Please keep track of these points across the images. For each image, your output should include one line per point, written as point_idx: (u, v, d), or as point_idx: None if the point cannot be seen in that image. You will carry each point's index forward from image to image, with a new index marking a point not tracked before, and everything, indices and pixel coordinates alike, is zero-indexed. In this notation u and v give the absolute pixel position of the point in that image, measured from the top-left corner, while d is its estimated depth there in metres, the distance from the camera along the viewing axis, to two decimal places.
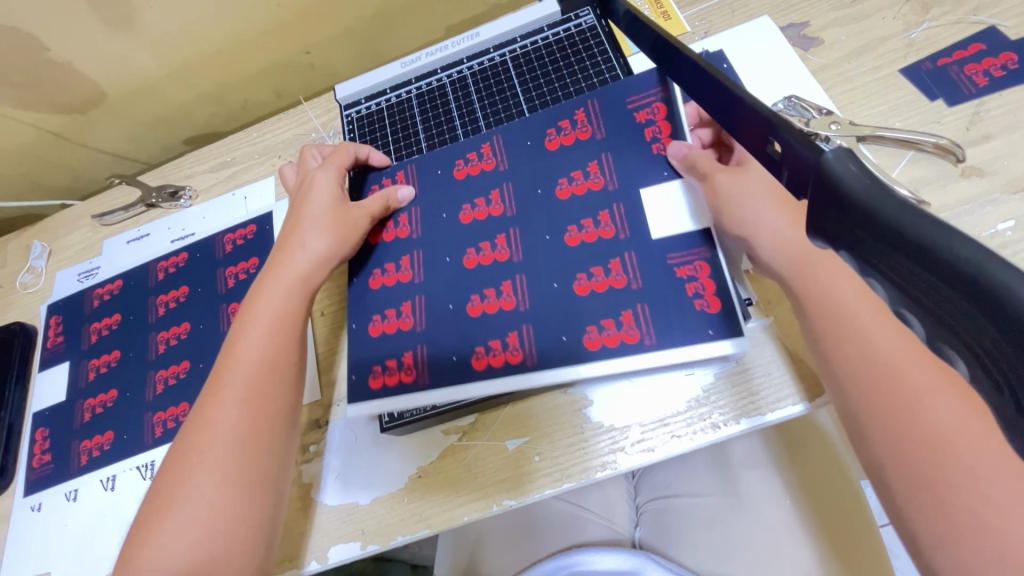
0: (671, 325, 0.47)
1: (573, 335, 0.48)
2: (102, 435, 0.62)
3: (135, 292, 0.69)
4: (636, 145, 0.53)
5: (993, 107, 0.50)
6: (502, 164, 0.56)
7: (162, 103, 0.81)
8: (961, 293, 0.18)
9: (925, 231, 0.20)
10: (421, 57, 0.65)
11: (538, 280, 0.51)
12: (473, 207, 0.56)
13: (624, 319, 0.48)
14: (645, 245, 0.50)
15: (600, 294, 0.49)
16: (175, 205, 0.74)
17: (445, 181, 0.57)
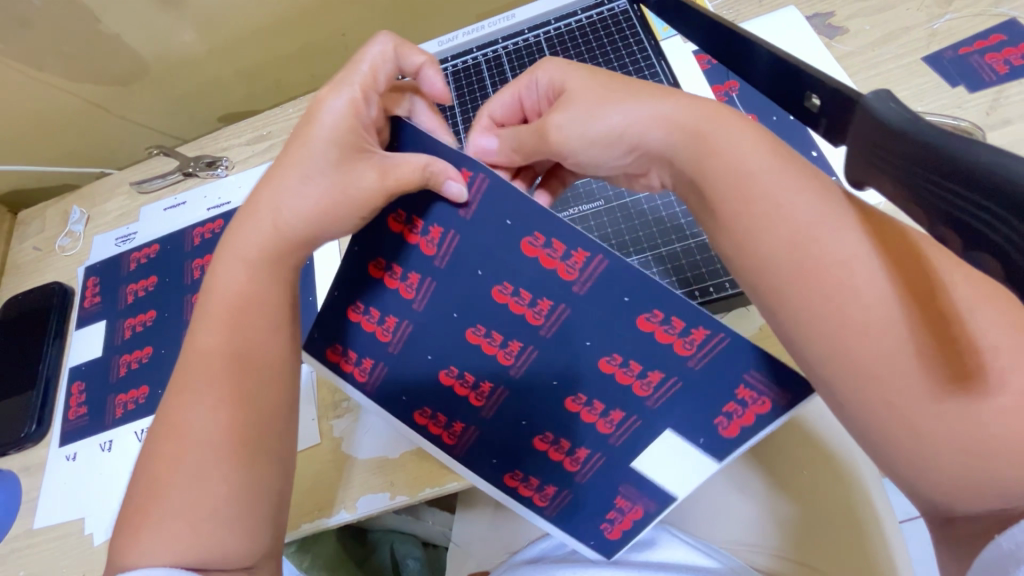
0: (607, 485, 0.49)
1: (531, 427, 0.48)
2: (136, 390, 0.64)
3: (171, 257, 0.72)
4: (710, 404, 0.43)
5: (1013, 93, 0.52)
6: (579, 288, 0.42)
7: (200, 80, 0.84)
8: (993, 205, 0.21)
9: (946, 146, 0.23)
10: (458, 36, 0.67)
11: (525, 387, 0.47)
12: (547, 252, 0.41)
13: (579, 452, 0.48)
14: (649, 429, 0.45)
15: (580, 422, 0.47)
16: (211, 174, 0.76)
17: (505, 251, 0.42)
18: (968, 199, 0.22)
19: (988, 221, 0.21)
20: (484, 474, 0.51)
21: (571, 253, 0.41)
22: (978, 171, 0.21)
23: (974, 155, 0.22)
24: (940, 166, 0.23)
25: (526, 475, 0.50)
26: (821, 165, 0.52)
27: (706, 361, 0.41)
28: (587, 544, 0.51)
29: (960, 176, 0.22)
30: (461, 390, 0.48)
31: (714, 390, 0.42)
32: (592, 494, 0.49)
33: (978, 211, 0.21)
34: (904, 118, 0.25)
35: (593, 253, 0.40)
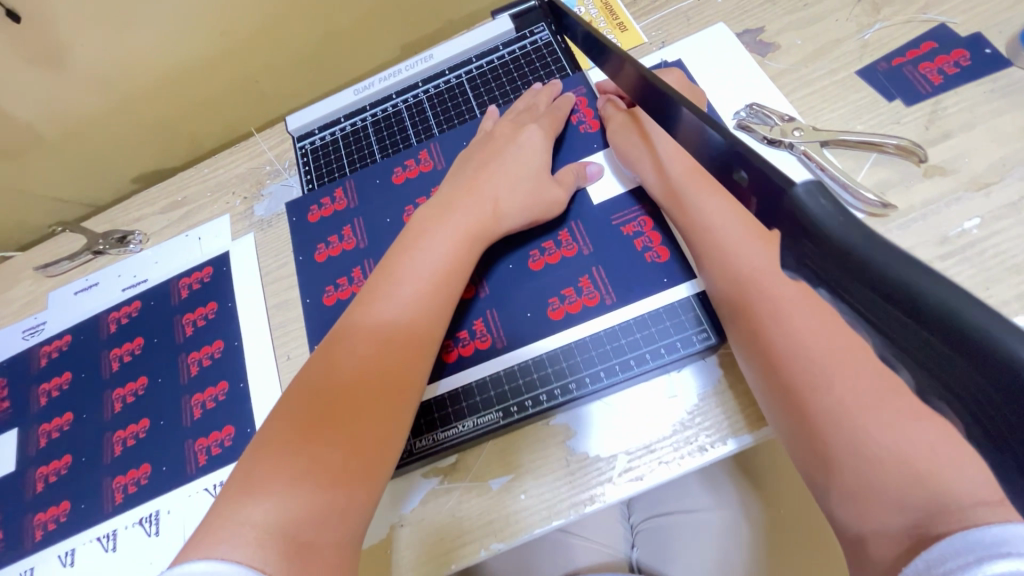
0: (624, 280, 0.51)
1: (537, 311, 0.51)
2: (57, 506, 0.57)
3: (87, 348, 0.65)
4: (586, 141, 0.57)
5: (950, 104, 0.51)
6: (440, 164, 0.57)
7: (106, 144, 0.77)
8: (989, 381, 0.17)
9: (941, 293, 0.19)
10: (374, 83, 0.63)
11: (507, 294, 0.53)
12: (405, 167, 0.58)
13: (583, 285, 0.51)
14: (590, 215, 0.54)
15: (556, 266, 0.53)
16: (124, 250, 0.70)
17: (387, 190, 0.57)
18: (955, 361, 0.18)
19: (972, 397, 0.18)
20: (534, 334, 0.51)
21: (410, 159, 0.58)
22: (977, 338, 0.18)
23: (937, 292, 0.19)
24: (915, 315, 0.19)
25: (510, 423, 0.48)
26: None
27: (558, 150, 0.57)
28: (665, 282, 0.49)
29: (954, 341, 0.18)
30: (466, 349, 0.52)
31: (606, 189, 0.55)
32: (631, 299, 0.50)
33: (967, 382, 0.18)
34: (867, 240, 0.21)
35: (431, 144, 0.59)
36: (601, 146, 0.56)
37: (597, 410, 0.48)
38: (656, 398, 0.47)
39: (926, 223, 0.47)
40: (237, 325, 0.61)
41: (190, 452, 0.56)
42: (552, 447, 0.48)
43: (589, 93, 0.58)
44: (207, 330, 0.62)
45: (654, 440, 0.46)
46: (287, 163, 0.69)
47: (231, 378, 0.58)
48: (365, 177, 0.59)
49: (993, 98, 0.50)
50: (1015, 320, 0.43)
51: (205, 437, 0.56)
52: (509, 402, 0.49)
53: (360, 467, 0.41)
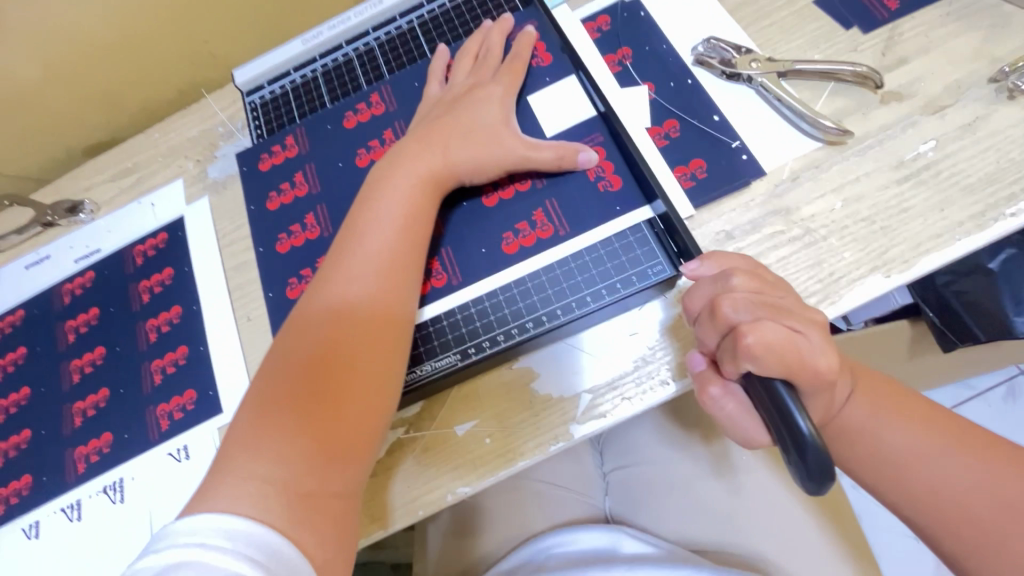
0: (581, 213, 0.49)
1: (492, 247, 0.50)
2: (18, 480, 0.56)
3: (41, 322, 0.63)
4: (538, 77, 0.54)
5: (907, 29, 0.50)
6: (392, 105, 0.56)
7: (51, 112, 0.74)
8: None
9: None
10: (323, 32, 0.61)
11: (462, 232, 0.51)
12: (356, 111, 0.56)
13: (538, 217, 0.50)
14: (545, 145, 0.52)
15: (511, 200, 0.51)
16: (75, 221, 0.67)
17: (338, 134, 0.56)
18: None
19: None
20: (487, 271, 0.50)
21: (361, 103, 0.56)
22: None
23: None
24: None
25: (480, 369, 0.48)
26: (724, 129, 0.50)
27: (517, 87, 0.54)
28: (617, 210, 0.48)
29: None
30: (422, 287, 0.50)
31: (559, 120, 0.52)
32: (586, 230, 0.49)
33: None
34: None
35: (383, 87, 0.57)
36: (553, 78, 0.54)
37: (558, 351, 0.48)
38: (619, 336, 0.47)
39: (882, 149, 0.47)
40: (195, 290, 0.59)
41: (152, 419, 0.55)
42: (514, 390, 0.47)
43: (539, 26, 0.56)
44: (164, 296, 0.60)
45: (615, 378, 0.46)
46: (240, 124, 0.67)
47: (191, 342, 0.57)
48: (315, 125, 0.57)
49: (948, 20, 0.49)
50: (967, 239, 0.43)
51: (167, 402, 0.55)
52: (466, 344, 0.48)
53: (348, 415, 0.40)
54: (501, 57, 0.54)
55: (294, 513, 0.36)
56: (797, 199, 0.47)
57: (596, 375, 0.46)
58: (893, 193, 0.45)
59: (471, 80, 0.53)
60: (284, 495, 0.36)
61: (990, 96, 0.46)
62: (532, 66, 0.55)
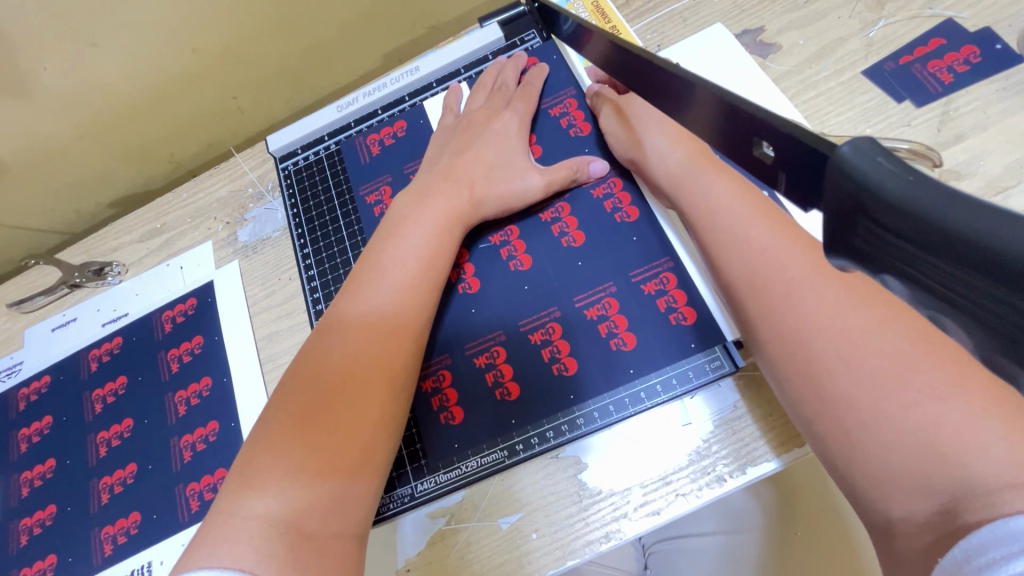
0: (607, 236, 0.50)
1: (540, 252, 0.50)
2: (43, 560, 0.55)
3: (67, 390, 0.62)
4: (571, 124, 0.55)
5: (962, 104, 0.49)
6: (411, 134, 0.57)
7: (78, 168, 0.73)
8: None
9: (999, 234, 0.15)
10: (358, 99, 0.60)
11: (521, 241, 0.51)
12: (379, 143, 0.58)
13: (573, 235, 0.50)
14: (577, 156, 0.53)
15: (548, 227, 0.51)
16: (102, 283, 0.67)
17: (364, 164, 0.57)
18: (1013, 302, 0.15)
19: None
20: (537, 289, 0.49)
21: (384, 132, 0.58)
22: None
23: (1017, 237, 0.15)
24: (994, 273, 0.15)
25: (498, 393, 0.47)
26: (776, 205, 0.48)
27: (574, 120, 0.54)
28: (632, 241, 0.49)
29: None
30: (472, 284, 0.51)
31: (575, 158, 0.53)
32: (607, 253, 0.49)
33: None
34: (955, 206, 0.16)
35: (407, 120, 0.58)
36: (591, 148, 0.53)
37: (604, 438, 0.46)
38: (670, 426, 0.45)
39: None
40: (226, 360, 0.58)
41: (182, 498, 0.53)
42: (560, 481, 0.45)
43: (578, 93, 0.55)
44: (194, 366, 0.59)
45: (669, 470, 0.44)
46: (270, 185, 0.66)
47: (222, 417, 0.55)
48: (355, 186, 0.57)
49: (1005, 96, 0.48)
50: None
51: (197, 481, 0.54)
52: (513, 439, 0.46)
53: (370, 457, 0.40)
54: (519, 93, 0.55)
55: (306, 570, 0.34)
56: None
57: (647, 469, 0.44)
58: None
59: (492, 118, 0.54)
60: (295, 543, 0.35)
61: None
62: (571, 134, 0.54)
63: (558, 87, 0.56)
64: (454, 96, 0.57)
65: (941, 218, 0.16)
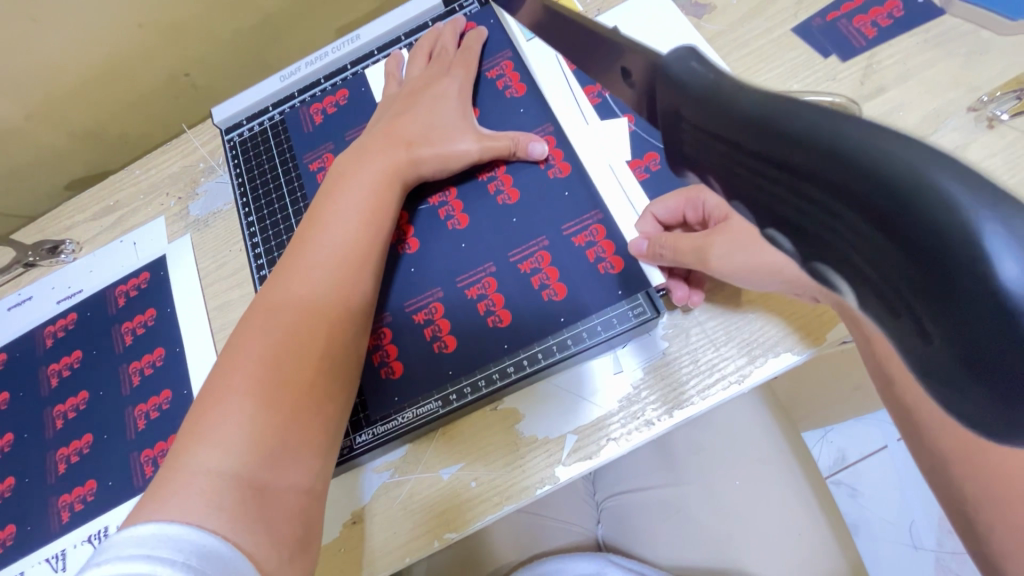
0: (542, 194, 0.51)
1: (477, 212, 0.52)
2: (3, 530, 0.56)
3: (24, 366, 0.62)
4: (508, 84, 0.56)
5: (885, 57, 0.50)
6: (352, 102, 0.58)
7: (29, 148, 0.73)
8: (847, 212, 0.15)
9: (801, 128, 0.15)
10: (301, 68, 0.60)
11: (460, 202, 0.53)
12: (322, 111, 0.58)
13: (510, 194, 0.52)
14: (513, 118, 0.54)
15: (485, 188, 0.53)
16: (57, 261, 0.67)
17: (306, 132, 0.58)
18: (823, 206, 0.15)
19: (873, 259, 0.14)
20: (476, 248, 0.51)
21: (326, 100, 0.59)
22: (863, 170, 0.14)
23: (814, 130, 0.15)
24: (799, 176, 0.15)
25: (436, 346, 0.49)
26: None
27: (510, 82, 0.56)
28: (564, 196, 0.50)
29: (824, 179, 0.15)
30: (413, 244, 0.52)
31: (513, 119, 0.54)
32: (542, 210, 0.50)
33: (838, 219, 0.15)
34: (788, 109, 0.16)
35: (349, 88, 0.59)
36: (526, 109, 0.54)
37: (541, 388, 0.47)
38: (602, 374, 0.46)
39: None
40: (179, 330, 0.59)
41: (136, 465, 0.54)
42: (499, 431, 0.47)
43: (515, 57, 0.56)
44: (148, 337, 0.59)
45: (601, 417, 0.45)
46: (221, 159, 0.66)
47: (175, 385, 0.56)
48: (299, 154, 0.58)
49: (926, 48, 0.49)
50: None
51: (151, 447, 0.55)
52: (448, 390, 0.47)
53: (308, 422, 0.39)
54: (456, 58, 0.56)
55: (257, 522, 0.34)
56: None
57: (581, 414, 0.46)
58: None
59: (430, 82, 0.55)
60: (246, 492, 0.35)
61: (969, 125, 0.46)
62: (507, 96, 0.55)
63: (495, 50, 0.57)
64: (395, 63, 0.58)
65: (752, 119, 0.17)
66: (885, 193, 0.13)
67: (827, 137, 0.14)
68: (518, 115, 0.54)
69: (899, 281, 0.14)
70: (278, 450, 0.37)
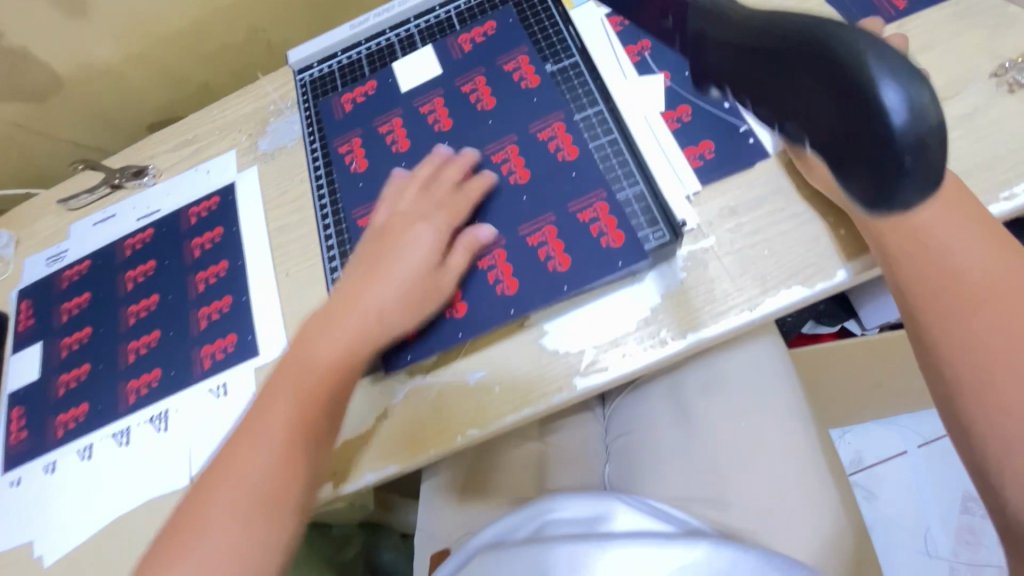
0: (552, 179, 0.53)
1: (489, 191, 0.54)
2: (77, 407, 0.63)
3: (104, 270, 0.70)
4: (516, 75, 0.58)
5: (913, 26, 0.53)
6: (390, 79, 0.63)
7: (122, 89, 0.82)
8: (824, 80, 0.26)
9: (799, 22, 0.27)
10: (369, 18, 0.67)
11: (472, 181, 0.55)
12: (363, 88, 0.64)
13: (518, 177, 0.54)
14: (524, 107, 0.56)
15: (496, 171, 0.55)
16: (139, 184, 0.75)
17: (352, 104, 0.64)
18: (817, 88, 0.27)
19: (825, 116, 0.27)
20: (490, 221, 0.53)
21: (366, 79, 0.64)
22: (830, 69, 0.26)
23: (798, 28, 0.27)
24: (787, 45, 0.27)
25: (449, 311, 0.52)
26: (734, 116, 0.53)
27: (524, 72, 0.58)
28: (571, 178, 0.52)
29: (795, 45, 0.27)
30: None
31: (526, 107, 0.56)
32: (549, 194, 0.52)
33: (811, 88, 0.27)
34: (792, 19, 0.27)
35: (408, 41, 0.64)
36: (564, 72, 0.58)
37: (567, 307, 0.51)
38: (623, 298, 0.50)
39: None
40: (242, 245, 0.65)
41: (196, 357, 0.61)
42: (525, 342, 0.51)
43: (529, 52, 0.58)
44: (214, 252, 0.66)
45: (619, 335, 0.49)
46: (290, 102, 0.73)
47: (234, 292, 0.63)
48: (334, 139, 0.63)
49: (954, 19, 0.52)
50: None
51: (210, 344, 0.61)
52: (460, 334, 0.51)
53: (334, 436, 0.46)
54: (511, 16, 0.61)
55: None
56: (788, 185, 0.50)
57: (600, 331, 0.50)
58: None
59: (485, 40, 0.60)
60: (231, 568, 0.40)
61: (991, 90, 0.48)
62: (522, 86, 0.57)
63: (512, 46, 0.59)
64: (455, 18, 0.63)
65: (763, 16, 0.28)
66: (861, 75, 0.25)
67: (815, 38, 0.26)
68: (529, 104, 0.56)
69: (841, 126, 0.27)
70: (268, 525, 0.42)
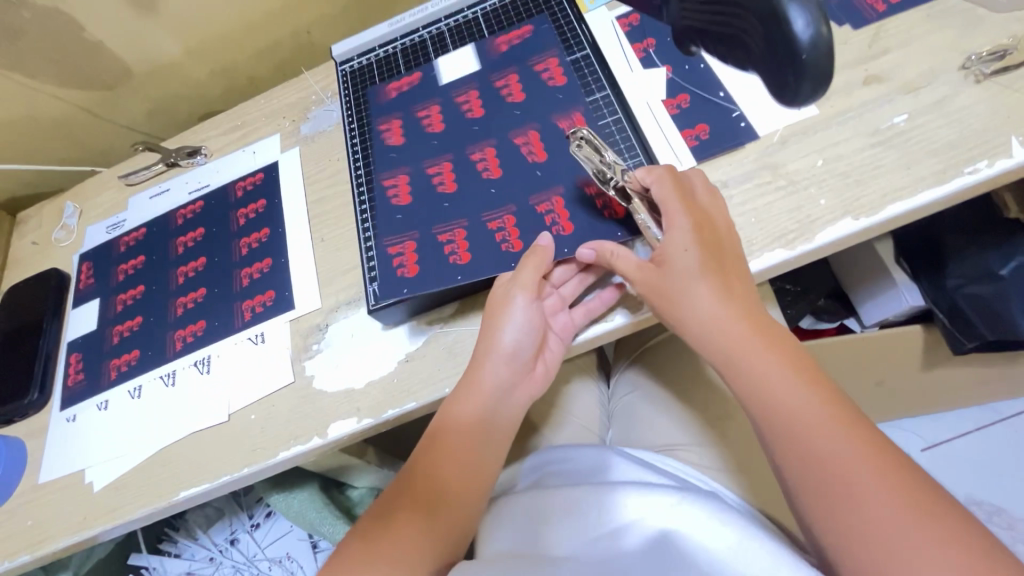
0: (561, 159, 0.60)
1: (505, 164, 0.61)
2: (129, 353, 0.70)
3: (158, 236, 0.78)
4: (545, 72, 0.65)
5: (891, 27, 0.58)
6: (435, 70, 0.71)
7: (180, 81, 0.92)
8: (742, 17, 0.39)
9: None
10: (405, 18, 0.75)
11: (489, 154, 0.62)
12: (410, 79, 0.71)
13: (533, 156, 0.61)
14: (548, 100, 0.63)
15: (512, 150, 0.62)
16: (192, 163, 0.83)
17: (398, 90, 0.71)
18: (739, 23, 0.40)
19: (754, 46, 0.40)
20: (498, 191, 0.60)
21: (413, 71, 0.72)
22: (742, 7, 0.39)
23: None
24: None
25: (453, 259, 0.58)
26: (728, 102, 0.59)
27: (555, 71, 0.65)
28: None
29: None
30: (448, 185, 0.62)
31: (551, 94, 0.63)
32: (558, 171, 0.59)
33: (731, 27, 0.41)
34: None
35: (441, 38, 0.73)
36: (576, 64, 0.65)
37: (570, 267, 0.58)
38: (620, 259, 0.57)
39: (860, 119, 0.55)
40: (282, 214, 0.73)
41: (238, 310, 0.68)
42: None
43: (559, 54, 0.65)
44: (257, 220, 0.74)
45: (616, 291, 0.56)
46: (331, 93, 0.81)
47: (274, 254, 0.70)
48: (377, 117, 0.70)
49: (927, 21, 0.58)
50: (925, 190, 0.51)
51: (251, 299, 0.68)
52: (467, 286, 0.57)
53: (484, 449, 0.55)
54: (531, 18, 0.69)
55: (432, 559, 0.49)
56: (773, 162, 0.56)
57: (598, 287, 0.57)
58: (866, 154, 0.53)
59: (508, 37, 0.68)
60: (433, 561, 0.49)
61: (959, 80, 0.54)
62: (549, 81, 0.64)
63: (545, 46, 0.67)
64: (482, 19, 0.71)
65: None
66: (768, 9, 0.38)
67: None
68: (554, 98, 0.63)
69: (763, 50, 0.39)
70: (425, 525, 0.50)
